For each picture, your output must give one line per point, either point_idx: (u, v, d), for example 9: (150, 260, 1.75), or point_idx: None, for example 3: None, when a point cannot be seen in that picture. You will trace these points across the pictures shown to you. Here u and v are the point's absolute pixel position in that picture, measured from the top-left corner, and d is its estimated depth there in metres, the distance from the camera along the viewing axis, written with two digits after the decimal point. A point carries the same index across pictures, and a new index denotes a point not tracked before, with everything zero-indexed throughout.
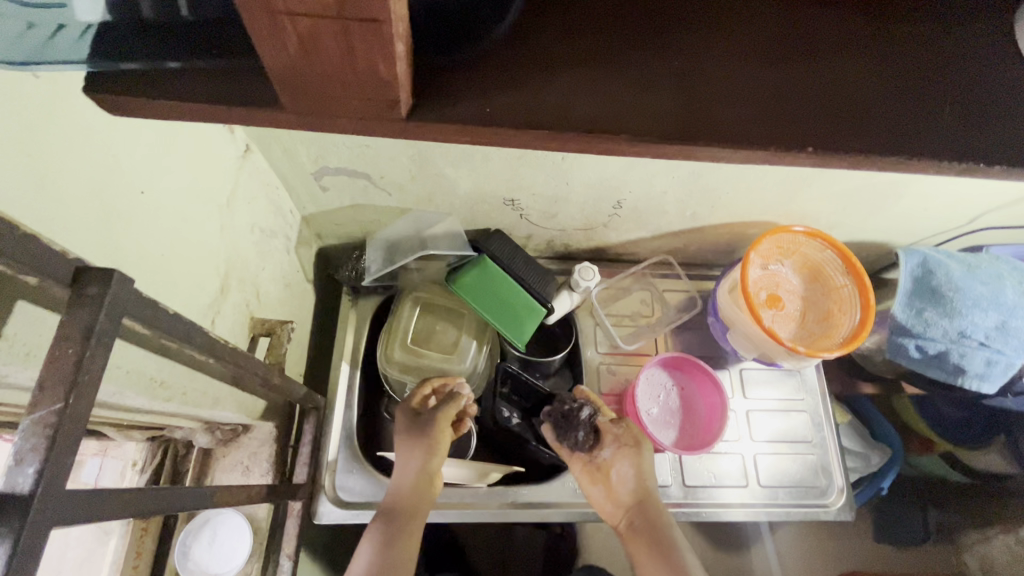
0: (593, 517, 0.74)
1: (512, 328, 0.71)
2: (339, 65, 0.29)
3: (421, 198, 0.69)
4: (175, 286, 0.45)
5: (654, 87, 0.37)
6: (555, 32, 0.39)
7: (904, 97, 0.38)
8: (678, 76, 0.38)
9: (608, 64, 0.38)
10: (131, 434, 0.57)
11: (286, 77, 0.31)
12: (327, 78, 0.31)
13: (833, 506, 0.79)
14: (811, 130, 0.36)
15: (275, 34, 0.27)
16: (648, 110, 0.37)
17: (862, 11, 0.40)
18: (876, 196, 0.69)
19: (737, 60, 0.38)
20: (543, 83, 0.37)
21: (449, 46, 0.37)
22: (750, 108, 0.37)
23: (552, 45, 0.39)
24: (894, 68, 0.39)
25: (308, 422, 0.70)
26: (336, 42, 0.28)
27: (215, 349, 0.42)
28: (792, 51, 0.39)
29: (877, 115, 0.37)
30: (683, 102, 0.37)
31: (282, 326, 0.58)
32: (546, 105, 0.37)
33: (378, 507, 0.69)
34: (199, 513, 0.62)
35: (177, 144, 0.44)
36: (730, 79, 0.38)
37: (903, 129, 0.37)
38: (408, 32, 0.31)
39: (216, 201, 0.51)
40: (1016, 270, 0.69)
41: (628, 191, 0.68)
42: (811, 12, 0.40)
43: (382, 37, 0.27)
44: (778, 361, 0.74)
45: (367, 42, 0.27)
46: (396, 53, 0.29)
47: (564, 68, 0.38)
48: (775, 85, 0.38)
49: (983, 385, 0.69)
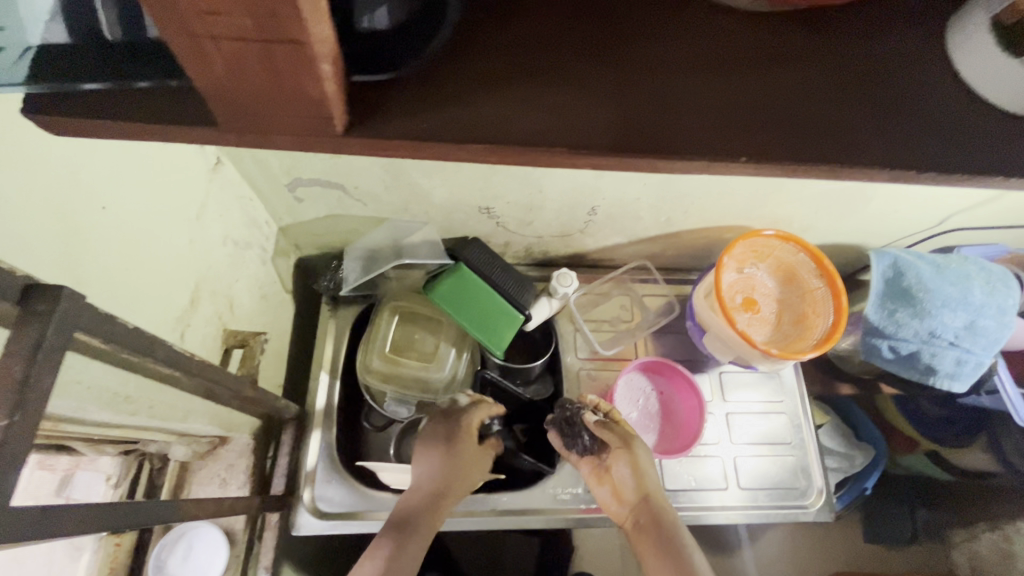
0: (574, 523, 0.74)
1: (491, 336, 0.72)
2: (271, 81, 0.30)
3: (396, 207, 0.69)
4: (138, 300, 0.45)
5: (593, 98, 0.37)
6: (488, 46, 0.38)
7: (846, 104, 0.38)
8: (618, 85, 0.37)
9: (548, 75, 0.37)
10: (103, 449, 0.57)
11: (222, 98, 0.31)
12: (265, 96, 0.31)
13: (812, 507, 0.79)
14: (750, 139, 0.36)
15: (200, 52, 0.27)
16: (589, 122, 0.36)
17: (802, 22, 0.40)
18: (845, 199, 0.70)
19: (678, 69, 0.38)
20: (476, 97, 0.37)
21: (391, 54, 0.36)
22: (688, 118, 0.36)
23: (493, 54, 0.38)
24: (841, 75, 0.39)
25: (285, 432, 0.71)
26: (274, 59, 0.28)
27: (180, 362, 0.42)
28: (735, 58, 0.38)
29: (816, 124, 0.37)
30: (617, 114, 0.36)
31: (256, 337, 0.58)
32: (479, 118, 0.36)
33: (357, 516, 0.70)
34: (174, 527, 0.62)
35: (140, 159, 0.44)
36: (671, 88, 0.37)
37: (840, 138, 0.37)
38: (337, 52, 0.31)
39: (184, 215, 0.51)
40: (985, 270, 0.70)
41: (601, 198, 0.69)
42: (750, 22, 0.40)
43: (308, 57, 0.27)
44: (754, 363, 0.75)
45: (290, 63, 0.28)
46: (323, 75, 0.29)
47: (504, 79, 0.37)
48: (716, 94, 0.37)
49: (954, 384, 0.70)
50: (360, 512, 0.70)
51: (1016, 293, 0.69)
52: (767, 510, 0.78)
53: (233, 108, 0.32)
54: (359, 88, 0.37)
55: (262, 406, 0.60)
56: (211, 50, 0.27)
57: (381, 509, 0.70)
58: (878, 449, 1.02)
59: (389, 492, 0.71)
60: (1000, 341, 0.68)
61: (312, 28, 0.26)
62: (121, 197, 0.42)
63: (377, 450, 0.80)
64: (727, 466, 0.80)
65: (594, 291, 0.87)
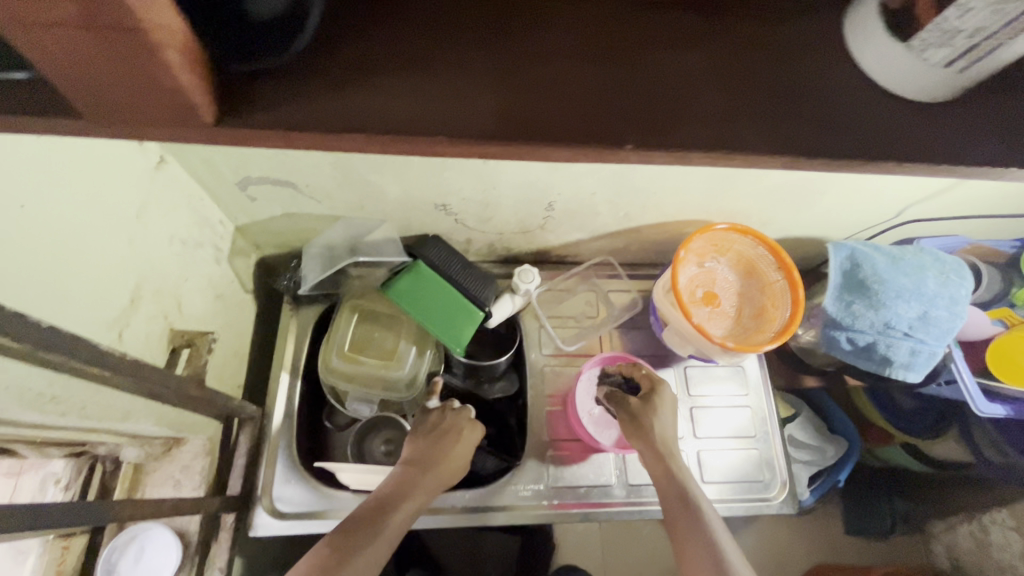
0: (535, 518, 0.75)
1: (450, 334, 0.71)
2: (121, 74, 0.29)
3: (350, 205, 0.68)
4: (63, 300, 0.45)
5: (475, 89, 0.36)
6: (377, 37, 0.38)
7: (735, 94, 0.37)
8: (500, 76, 0.37)
9: (427, 67, 0.37)
10: (49, 451, 0.56)
11: (90, 99, 0.31)
12: (133, 97, 0.31)
13: (774, 499, 0.80)
14: (630, 127, 0.36)
15: (37, 44, 0.27)
16: (466, 112, 0.36)
17: (701, 12, 0.40)
18: (804, 193, 0.69)
19: (562, 60, 0.38)
20: (361, 87, 0.36)
21: (257, 44, 0.34)
22: (567, 107, 0.36)
23: (376, 45, 0.37)
24: (732, 66, 0.38)
25: (241, 436, 0.69)
26: (122, 50, 0.27)
27: (105, 361, 0.41)
28: (623, 49, 0.38)
29: (698, 113, 0.36)
30: (503, 104, 0.36)
31: (202, 338, 0.62)
32: (364, 110, 0.36)
33: (316, 516, 0.70)
34: (126, 529, 0.62)
35: (69, 156, 0.43)
36: (551, 80, 0.37)
37: (733, 124, 0.36)
38: (196, 42, 0.30)
39: (123, 214, 0.50)
40: (938, 261, 0.71)
41: (557, 193, 0.68)
42: (647, 13, 0.39)
43: (150, 46, 0.27)
44: (715, 357, 0.76)
45: (134, 52, 0.27)
46: (171, 62, 0.29)
47: (377, 71, 0.37)
48: (597, 84, 0.37)
49: (909, 374, 0.70)
50: (319, 511, 0.70)
51: (970, 284, 0.69)
52: (730, 503, 0.79)
53: (100, 103, 0.32)
54: (233, 79, 0.36)
55: (210, 407, 0.59)
56: (43, 40, 0.27)
57: (339, 507, 0.70)
58: (852, 439, 0.99)
59: (348, 491, 0.71)
60: (954, 331, 0.68)
61: (147, 15, 0.26)
62: (48, 197, 0.42)
63: (340, 451, 0.80)
64: (691, 461, 0.80)
65: (559, 287, 0.87)
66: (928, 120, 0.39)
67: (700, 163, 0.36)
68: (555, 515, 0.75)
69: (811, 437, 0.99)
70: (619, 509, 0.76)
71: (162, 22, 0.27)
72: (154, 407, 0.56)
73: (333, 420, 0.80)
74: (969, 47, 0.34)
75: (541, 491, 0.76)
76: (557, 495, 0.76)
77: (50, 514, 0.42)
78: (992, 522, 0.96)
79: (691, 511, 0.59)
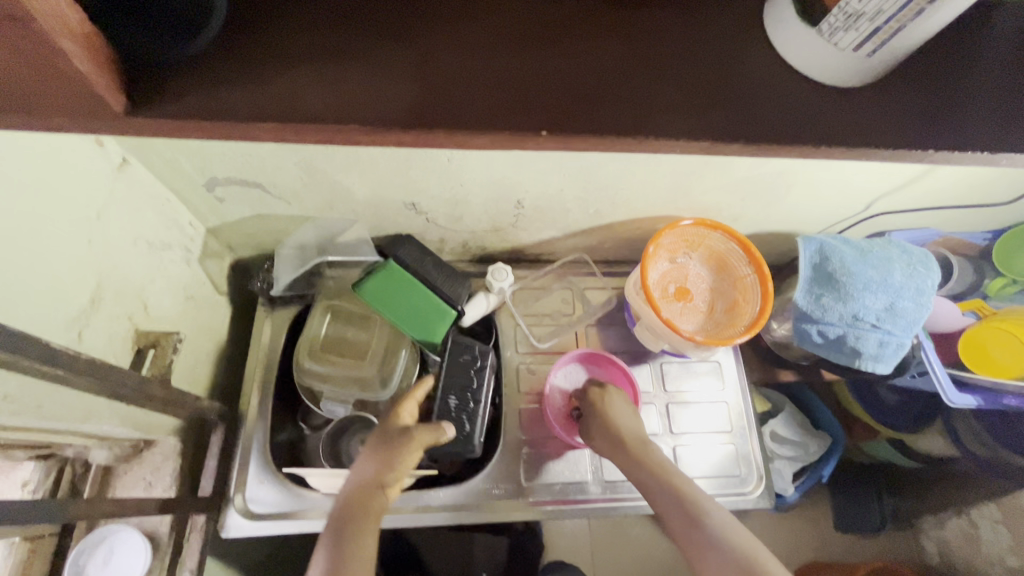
0: (510, 517, 0.75)
1: (422, 330, 0.72)
2: (13, 62, 0.29)
3: (318, 205, 0.68)
4: (19, 301, 0.45)
5: (392, 78, 0.36)
6: (297, 27, 0.38)
7: (658, 80, 0.37)
8: (418, 64, 0.37)
9: (343, 56, 0.37)
10: (13, 453, 0.56)
11: (11, 100, 0.32)
12: (43, 94, 0.32)
13: (751, 494, 0.79)
14: (548, 112, 0.36)
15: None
16: (380, 101, 0.36)
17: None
18: (770, 187, 0.69)
19: (480, 48, 0.37)
20: (279, 79, 0.36)
21: (167, 43, 0.35)
22: (482, 96, 0.36)
23: (296, 37, 0.37)
24: (654, 49, 0.38)
25: (214, 433, 0.72)
26: (21, 46, 0.28)
27: (57, 358, 0.42)
28: (544, 37, 0.38)
29: (616, 98, 0.36)
30: (421, 94, 0.36)
31: (167, 338, 0.63)
32: (278, 101, 0.36)
33: (288, 517, 0.70)
34: (95, 530, 0.61)
35: (22, 156, 0.44)
36: (469, 67, 0.37)
37: (654, 108, 0.36)
38: (87, 32, 0.30)
39: (80, 213, 0.50)
40: (906, 253, 0.71)
41: (525, 190, 0.68)
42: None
43: (40, 40, 0.28)
44: (687, 351, 0.76)
45: (31, 41, 0.28)
46: (66, 52, 0.29)
47: (294, 65, 0.37)
48: (513, 73, 0.37)
49: (878, 366, 0.71)
50: (293, 513, 0.70)
51: (936, 276, 0.70)
52: None
53: (12, 97, 0.32)
54: (148, 72, 0.36)
55: (176, 407, 0.59)
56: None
57: (312, 508, 0.70)
58: (837, 436, 0.98)
59: (321, 492, 0.71)
60: (920, 321, 0.69)
61: (34, 5, 0.26)
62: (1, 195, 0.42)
63: (315, 452, 0.79)
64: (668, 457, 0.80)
65: (535, 285, 0.87)
66: (873, 103, 0.38)
67: (619, 150, 0.36)
68: (532, 512, 0.75)
69: (795, 434, 0.98)
70: (595, 506, 0.76)
71: (56, 16, 0.28)
72: (118, 408, 0.56)
73: (308, 421, 0.81)
74: (874, 31, 0.33)
75: (517, 489, 0.76)
76: (534, 492, 0.75)
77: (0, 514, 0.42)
78: (979, 516, 0.95)
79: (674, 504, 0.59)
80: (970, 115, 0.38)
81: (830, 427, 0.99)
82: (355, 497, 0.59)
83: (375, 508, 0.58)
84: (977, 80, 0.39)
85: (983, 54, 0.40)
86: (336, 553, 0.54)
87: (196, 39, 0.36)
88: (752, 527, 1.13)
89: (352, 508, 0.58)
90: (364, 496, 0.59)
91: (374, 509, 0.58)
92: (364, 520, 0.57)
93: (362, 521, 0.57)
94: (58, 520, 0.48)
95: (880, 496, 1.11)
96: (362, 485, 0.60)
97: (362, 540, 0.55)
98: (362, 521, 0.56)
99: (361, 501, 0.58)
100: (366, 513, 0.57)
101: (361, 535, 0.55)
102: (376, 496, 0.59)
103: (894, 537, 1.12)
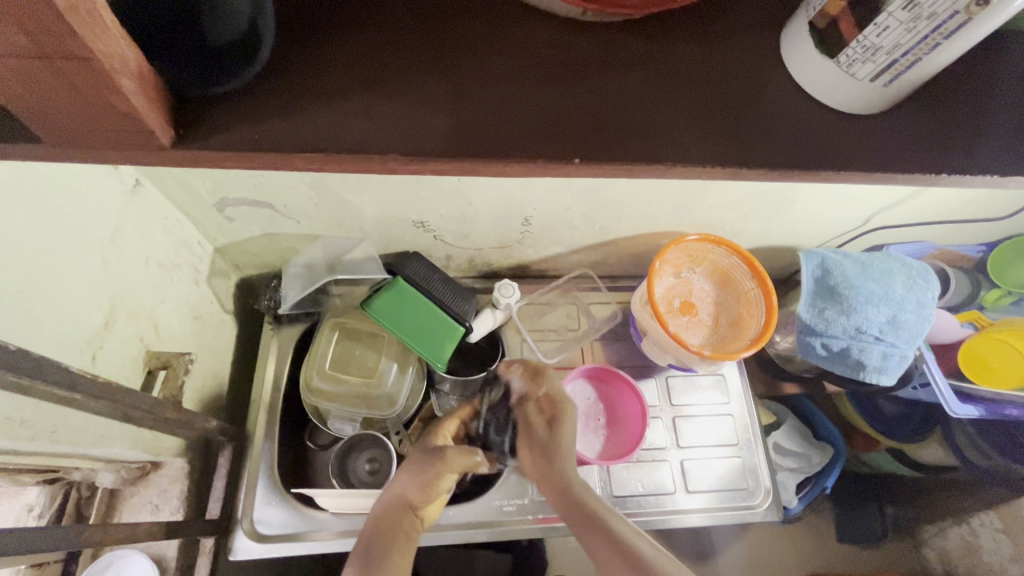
0: (517, 536, 0.74)
1: (432, 350, 0.70)
2: (72, 97, 0.29)
3: (328, 224, 0.69)
4: (40, 325, 0.45)
5: (426, 107, 0.36)
6: (334, 54, 0.37)
7: (676, 107, 0.38)
8: (450, 91, 0.37)
9: (377, 88, 0.36)
10: (20, 478, 0.56)
11: (66, 133, 0.32)
12: (97, 126, 0.31)
13: (760, 507, 0.80)
14: (579, 140, 0.36)
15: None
16: (421, 130, 0.36)
17: (653, 21, 0.40)
18: (772, 203, 0.70)
19: (513, 80, 0.37)
20: (318, 109, 0.36)
21: (216, 70, 0.33)
22: (515, 124, 0.36)
23: (330, 64, 0.37)
24: (682, 78, 0.39)
25: (222, 454, 0.72)
26: (80, 86, 0.28)
27: (80, 384, 0.43)
28: (574, 65, 0.38)
29: (644, 127, 0.37)
30: (458, 121, 0.36)
31: (178, 359, 0.60)
32: (319, 129, 0.35)
33: (296, 538, 0.69)
34: (102, 556, 0.61)
35: (39, 183, 0.44)
36: (504, 98, 0.37)
37: (673, 135, 0.37)
38: (142, 69, 0.30)
39: (96, 237, 0.51)
40: (905, 266, 0.73)
41: (533, 209, 0.69)
42: (597, 23, 0.40)
43: (99, 76, 0.27)
44: (694, 365, 0.76)
45: (88, 79, 0.27)
46: (125, 90, 0.28)
47: (333, 93, 0.36)
48: (547, 101, 0.37)
49: (882, 377, 0.72)
50: (301, 533, 0.69)
51: (935, 288, 0.72)
52: (714, 512, 0.79)
53: (63, 127, 0.32)
54: (192, 105, 0.35)
55: (187, 427, 0.59)
56: (3, 74, 0.27)
57: (321, 529, 0.69)
58: (838, 445, 0.99)
59: (331, 512, 0.70)
60: (921, 334, 0.71)
61: (99, 45, 0.26)
62: (23, 221, 0.43)
63: (323, 473, 0.79)
64: (676, 470, 0.80)
65: (540, 300, 0.87)
66: (884, 130, 0.39)
67: (651, 174, 0.37)
68: (540, 528, 0.74)
69: (798, 445, 0.99)
70: None
71: (116, 54, 0.27)
72: (129, 429, 0.56)
73: (314, 439, 0.80)
74: (890, 64, 0.35)
75: (527, 505, 0.75)
76: (543, 509, 0.74)
77: (19, 540, 0.42)
78: (979, 525, 0.96)
79: (617, 555, 0.53)
80: (975, 139, 0.39)
81: (833, 440, 1.00)
82: (386, 515, 0.58)
83: (404, 529, 0.58)
84: (981, 108, 0.40)
85: (992, 83, 0.41)
86: (365, 568, 0.53)
87: (250, 68, 0.35)
88: (756, 538, 1.13)
89: (382, 528, 0.57)
90: (392, 517, 0.58)
91: (405, 530, 0.58)
92: (396, 542, 0.56)
93: (393, 540, 0.56)
94: (71, 546, 0.48)
95: (882, 506, 1.11)
96: (393, 503, 0.59)
97: (391, 560, 0.54)
98: (391, 539, 0.56)
99: (390, 521, 0.58)
100: (397, 532, 0.57)
101: (390, 555, 0.55)
102: (405, 518, 0.58)
103: (896, 546, 1.13)
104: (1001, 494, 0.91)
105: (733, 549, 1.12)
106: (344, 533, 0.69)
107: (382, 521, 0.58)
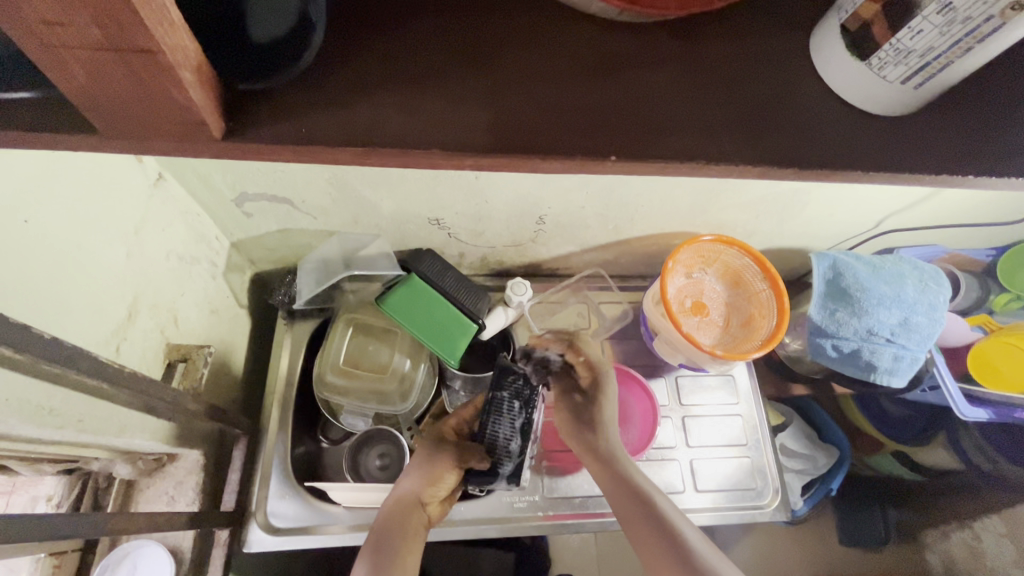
0: (526, 532, 0.74)
1: (445, 346, 0.71)
2: (127, 90, 0.29)
3: (344, 220, 0.69)
4: (68, 316, 0.46)
5: (459, 104, 0.37)
6: (371, 52, 0.38)
7: (705, 108, 0.38)
8: (484, 89, 0.37)
9: (411, 84, 0.37)
10: (41, 467, 0.56)
11: (113, 123, 0.32)
12: (148, 116, 0.32)
13: (768, 507, 0.80)
14: (611, 139, 0.37)
15: (51, 62, 0.28)
16: (457, 126, 0.36)
17: (681, 23, 0.41)
18: (786, 205, 0.71)
19: (546, 80, 0.38)
20: (355, 105, 0.36)
21: (262, 66, 0.34)
22: (550, 119, 0.37)
23: (367, 62, 0.38)
24: (710, 79, 0.39)
25: (236, 447, 0.72)
26: (142, 77, 0.28)
27: (107, 372, 0.43)
28: (605, 65, 0.39)
29: (674, 127, 0.37)
30: (492, 120, 0.36)
31: (198, 352, 0.62)
32: (355, 125, 0.36)
33: (310, 531, 0.69)
34: (120, 545, 0.62)
35: (68, 174, 0.44)
36: (537, 95, 0.37)
37: (700, 135, 0.37)
38: (202, 61, 0.30)
39: (122, 228, 0.52)
40: (917, 269, 0.73)
41: (547, 208, 0.69)
42: (626, 24, 0.40)
43: (161, 67, 0.28)
44: (705, 365, 0.77)
45: (151, 72, 0.28)
46: (184, 81, 0.29)
47: (368, 91, 0.37)
48: (579, 100, 0.38)
49: (893, 379, 0.72)
50: (314, 526, 0.70)
51: (946, 291, 0.72)
52: (722, 511, 0.79)
53: (112, 119, 0.32)
54: (236, 100, 0.36)
55: (205, 420, 0.60)
56: (65, 63, 0.28)
57: (333, 522, 0.70)
58: (844, 448, 0.99)
59: (343, 506, 0.71)
60: (933, 336, 0.71)
61: (165, 36, 0.26)
62: (54, 212, 0.44)
63: (335, 467, 0.79)
64: (684, 470, 0.80)
65: (551, 299, 0.88)
66: (904, 132, 0.40)
67: (678, 173, 0.37)
68: (549, 525, 0.75)
69: (803, 447, 0.99)
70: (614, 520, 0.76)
71: (178, 46, 0.28)
72: (149, 420, 0.57)
73: (329, 435, 0.81)
74: (922, 66, 0.35)
75: (536, 502, 0.75)
76: (552, 506, 0.75)
77: (47, 527, 0.43)
78: (982, 530, 0.96)
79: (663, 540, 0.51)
80: (993, 144, 0.40)
81: (839, 442, 1.00)
82: (394, 511, 0.58)
83: (413, 525, 0.57)
84: (1000, 112, 0.41)
85: (1015, 87, 0.42)
86: (379, 559, 0.52)
87: (292, 65, 0.35)
88: (759, 539, 1.13)
89: (392, 521, 0.57)
90: (401, 513, 0.58)
91: (414, 524, 0.57)
92: (407, 535, 0.56)
93: (404, 534, 0.56)
94: (95, 533, 0.48)
95: (884, 509, 1.12)
96: (401, 500, 0.60)
97: (405, 550, 0.54)
98: (404, 533, 0.56)
99: (402, 516, 0.57)
100: (406, 527, 0.56)
101: (403, 547, 0.54)
102: (415, 515, 0.58)
103: (898, 550, 1.13)
104: (1005, 498, 0.91)
105: (736, 550, 1.12)
106: (355, 527, 0.70)
107: (393, 509, 0.59)
